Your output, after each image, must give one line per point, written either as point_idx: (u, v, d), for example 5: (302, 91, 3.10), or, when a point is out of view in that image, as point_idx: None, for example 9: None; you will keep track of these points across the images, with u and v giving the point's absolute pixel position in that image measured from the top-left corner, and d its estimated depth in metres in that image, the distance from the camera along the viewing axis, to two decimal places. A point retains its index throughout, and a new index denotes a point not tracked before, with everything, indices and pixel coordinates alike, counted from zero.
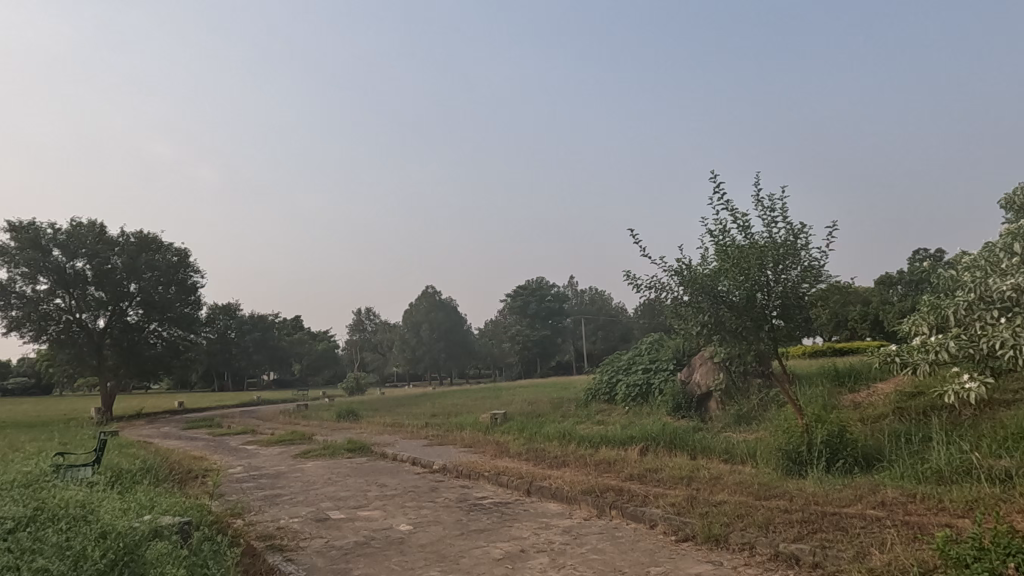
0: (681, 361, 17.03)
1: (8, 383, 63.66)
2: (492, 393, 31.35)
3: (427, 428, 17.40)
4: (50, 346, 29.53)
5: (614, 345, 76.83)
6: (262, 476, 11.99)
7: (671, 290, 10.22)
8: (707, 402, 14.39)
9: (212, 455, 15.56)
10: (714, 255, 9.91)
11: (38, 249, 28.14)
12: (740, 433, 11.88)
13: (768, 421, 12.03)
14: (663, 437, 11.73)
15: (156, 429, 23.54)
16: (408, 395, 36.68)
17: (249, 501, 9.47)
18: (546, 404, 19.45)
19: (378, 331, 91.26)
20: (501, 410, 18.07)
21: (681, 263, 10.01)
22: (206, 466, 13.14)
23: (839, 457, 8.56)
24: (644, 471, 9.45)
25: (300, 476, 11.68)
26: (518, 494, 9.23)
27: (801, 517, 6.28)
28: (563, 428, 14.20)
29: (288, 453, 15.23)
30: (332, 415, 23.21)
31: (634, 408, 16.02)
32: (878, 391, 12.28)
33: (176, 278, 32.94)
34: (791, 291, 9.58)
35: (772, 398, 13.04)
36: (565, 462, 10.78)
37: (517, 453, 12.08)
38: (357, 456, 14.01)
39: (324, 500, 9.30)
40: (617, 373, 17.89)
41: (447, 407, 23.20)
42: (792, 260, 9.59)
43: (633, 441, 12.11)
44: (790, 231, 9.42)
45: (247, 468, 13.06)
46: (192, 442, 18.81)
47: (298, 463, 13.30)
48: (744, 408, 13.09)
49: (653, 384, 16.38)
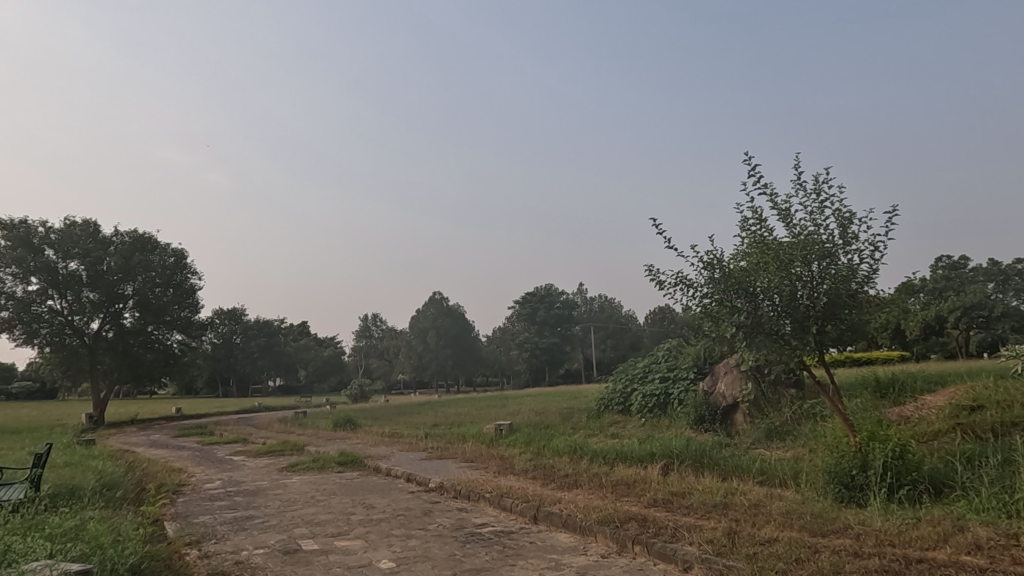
0: (702, 371, 15.71)
1: (13, 388, 62.98)
2: (497, 401, 29.98)
3: (427, 439, 16.19)
4: (42, 349, 28.56)
5: (623, 353, 75.57)
6: (241, 492, 10.80)
7: (698, 288, 8.94)
8: (733, 415, 13.09)
9: (193, 467, 14.36)
10: (750, 247, 8.64)
11: (29, 248, 27.18)
12: (775, 451, 10.59)
13: (806, 438, 10.74)
14: (686, 453, 10.47)
15: (145, 437, 22.48)
16: (411, 402, 35.55)
17: (214, 525, 8.25)
18: (555, 414, 18.17)
19: (384, 337, 90.10)
20: (506, 421, 16.81)
21: (711, 256, 8.72)
22: (182, 480, 11.94)
23: (905, 482, 7.26)
24: (669, 496, 8.16)
25: (282, 494, 10.49)
26: (522, 521, 7.97)
27: (879, 566, 4.95)
28: (574, 442, 12.96)
29: (274, 466, 13.99)
30: (329, 424, 22.05)
31: (651, 421, 14.73)
32: (930, 404, 10.93)
33: (172, 280, 31.91)
34: (841, 289, 8.24)
35: (807, 412, 11.76)
36: (577, 482, 9.51)
37: (523, 471, 10.80)
38: (348, 470, 12.82)
39: (300, 525, 8.06)
40: (632, 383, 16.57)
41: (451, 416, 21.99)
42: (842, 254, 8.29)
43: (653, 457, 10.85)
44: (839, 218, 8.12)
45: (226, 483, 11.87)
46: (177, 452, 17.64)
47: (282, 478, 12.10)
48: (777, 422, 11.80)
49: (672, 394, 15.09)
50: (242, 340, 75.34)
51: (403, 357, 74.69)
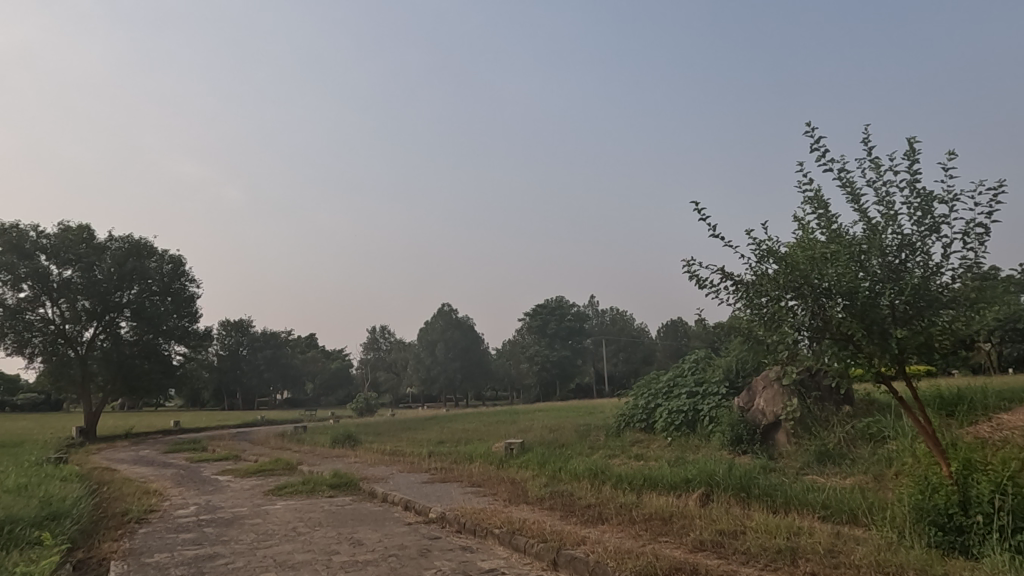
0: (735, 385, 14.21)
1: (18, 399, 62.13)
2: (506, 416, 28.60)
3: (430, 458, 14.75)
4: (32, 359, 27.45)
5: (635, 367, 73.95)
6: (213, 522, 9.40)
7: (748, 285, 7.46)
8: (774, 434, 11.59)
9: (171, 488, 13.00)
10: (809, 236, 7.18)
11: (20, 254, 26.11)
12: (832, 478, 9.16)
13: (867, 465, 9.28)
14: (727, 479, 8.98)
15: (133, 453, 21.19)
16: (417, 417, 34.14)
17: (168, 566, 6.86)
18: (570, 431, 16.70)
19: (392, 350, 88.70)
20: (517, 439, 15.36)
21: (762, 246, 7.28)
22: (152, 505, 10.57)
23: None
24: (718, 537, 6.70)
25: (259, 524, 9.07)
26: (539, 567, 6.54)
27: None
28: (593, 464, 11.52)
29: (259, 489, 12.58)
30: (326, 440, 20.67)
31: (679, 441, 13.25)
32: (1010, 425, 9.38)
33: (170, 288, 30.88)
34: (926, 284, 6.68)
35: (863, 434, 10.27)
36: (602, 515, 8.06)
37: (538, 499, 9.33)
38: (340, 495, 11.44)
39: (269, 569, 6.66)
40: (655, 399, 15.08)
41: (457, 433, 20.57)
42: (926, 244, 6.79)
43: (689, 484, 9.36)
44: (921, 200, 6.65)
45: (201, 510, 10.46)
46: (160, 471, 16.31)
47: (265, 504, 10.73)
48: (827, 443, 10.31)
49: (702, 411, 13.61)
50: (248, 351, 74.20)
51: (410, 369, 73.23)
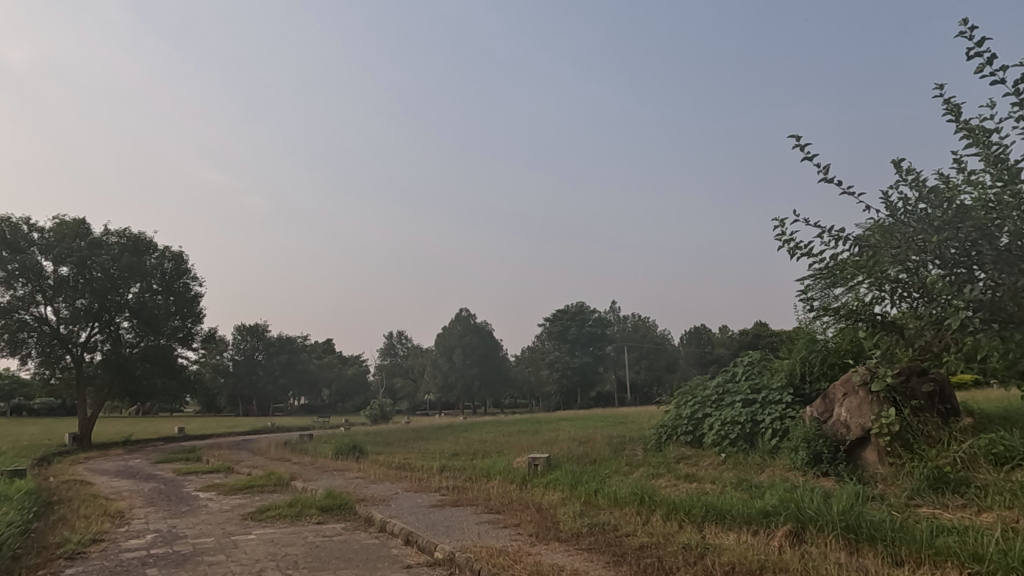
0: (801, 393, 12.00)
1: (35, 404, 61.77)
2: (527, 425, 26.55)
3: (442, 474, 12.78)
4: (26, 360, 26.00)
5: (658, 374, 71.59)
6: (162, 560, 7.41)
7: (872, 247, 5.49)
8: (861, 452, 9.43)
9: (139, 508, 11.10)
10: (965, 181, 5.13)
11: (12, 249, 24.69)
12: (959, 513, 7.00)
13: (1000, 497, 7.11)
14: (825, 514, 6.81)
15: (120, 463, 19.51)
16: (430, 425, 32.28)
17: None
18: (603, 444, 14.59)
19: (409, 356, 87.05)
20: (541, 453, 13.32)
21: (898, 197, 5.31)
22: (97, 534, 8.61)
23: None
24: None
25: (217, 566, 7.07)
26: None
27: None
28: (634, 486, 9.45)
29: (238, 511, 10.64)
30: (330, 450, 18.78)
31: (738, 458, 11.14)
32: None
33: (172, 288, 29.35)
34: None
35: (983, 454, 8.07)
36: (665, 565, 5.96)
37: (574, 535, 7.28)
38: (331, 521, 9.49)
39: None
40: (703, 408, 12.95)
41: (473, 444, 18.62)
42: None
43: (770, 518, 7.23)
44: None
45: (157, 541, 8.50)
46: (139, 484, 14.53)
47: (237, 534, 8.79)
48: (939, 465, 8.12)
49: (762, 423, 11.46)
50: (264, 356, 73.00)
51: (428, 376, 71.39)
